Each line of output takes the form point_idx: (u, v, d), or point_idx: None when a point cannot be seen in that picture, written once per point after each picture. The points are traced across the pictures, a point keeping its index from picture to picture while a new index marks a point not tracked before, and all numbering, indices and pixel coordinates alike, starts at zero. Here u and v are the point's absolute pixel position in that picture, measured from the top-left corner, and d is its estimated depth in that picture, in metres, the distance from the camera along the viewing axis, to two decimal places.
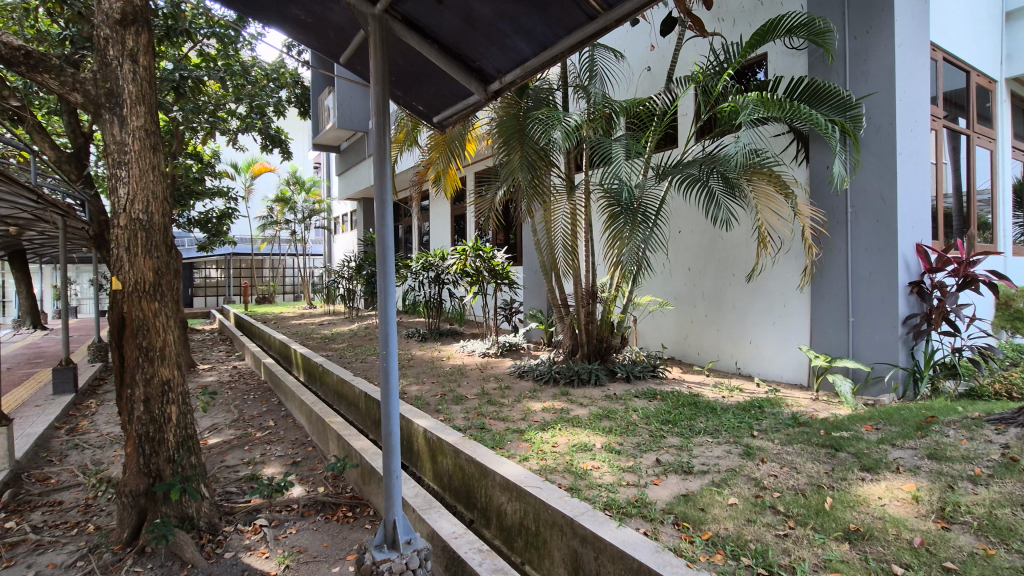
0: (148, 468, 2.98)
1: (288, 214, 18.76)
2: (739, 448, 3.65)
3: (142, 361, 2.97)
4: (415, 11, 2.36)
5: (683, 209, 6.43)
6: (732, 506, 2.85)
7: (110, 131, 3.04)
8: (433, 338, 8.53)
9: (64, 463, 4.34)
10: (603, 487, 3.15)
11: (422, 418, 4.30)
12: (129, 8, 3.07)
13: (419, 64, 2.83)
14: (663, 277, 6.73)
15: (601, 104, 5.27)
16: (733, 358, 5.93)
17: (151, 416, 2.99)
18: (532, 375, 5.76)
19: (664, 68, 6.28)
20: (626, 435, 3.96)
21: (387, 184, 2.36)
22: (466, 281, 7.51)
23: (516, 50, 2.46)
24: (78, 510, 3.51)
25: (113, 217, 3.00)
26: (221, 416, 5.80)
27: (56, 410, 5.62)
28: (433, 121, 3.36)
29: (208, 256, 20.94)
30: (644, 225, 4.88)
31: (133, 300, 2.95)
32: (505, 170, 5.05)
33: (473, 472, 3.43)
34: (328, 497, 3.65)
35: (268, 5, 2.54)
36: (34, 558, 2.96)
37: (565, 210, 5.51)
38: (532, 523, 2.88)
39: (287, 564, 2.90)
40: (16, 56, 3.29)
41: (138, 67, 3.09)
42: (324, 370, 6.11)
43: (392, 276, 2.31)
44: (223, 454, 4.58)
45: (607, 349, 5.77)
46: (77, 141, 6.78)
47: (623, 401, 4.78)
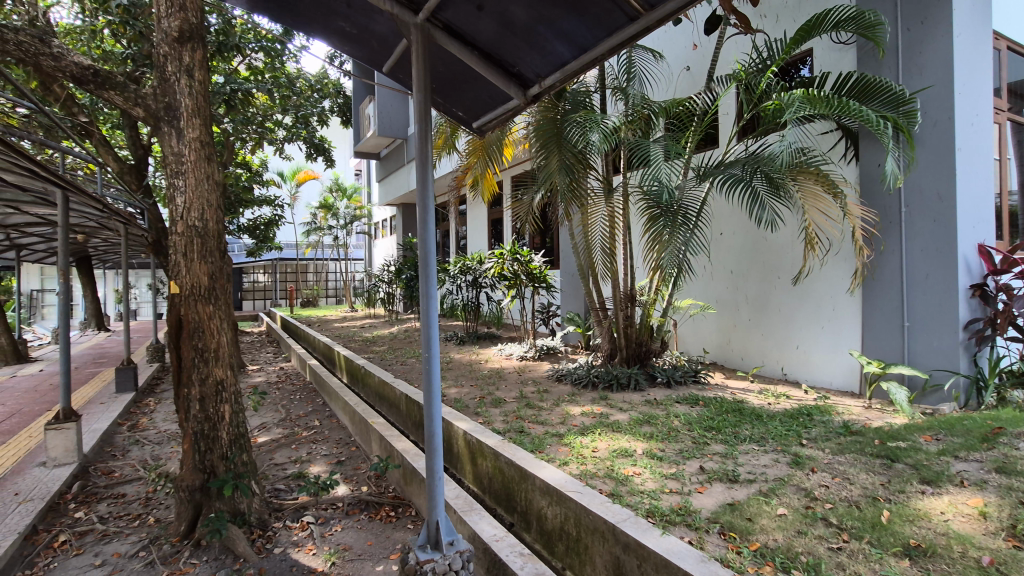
0: (203, 465, 3.11)
1: (330, 220, 19.33)
2: (787, 457, 3.52)
3: (198, 361, 3.11)
4: (456, 19, 2.40)
5: (725, 210, 6.29)
6: (782, 517, 2.76)
7: (169, 142, 3.21)
8: (471, 341, 8.60)
9: (126, 458, 4.59)
10: (645, 494, 3.10)
11: (462, 420, 4.35)
12: (186, 25, 3.25)
13: (459, 71, 2.87)
14: (705, 280, 6.59)
15: (640, 105, 5.22)
16: (779, 364, 5.74)
17: (206, 414, 3.12)
18: (571, 379, 5.72)
19: (704, 68, 6.17)
20: (668, 441, 3.89)
21: (429, 190, 2.40)
22: (503, 285, 7.54)
23: (556, 54, 2.47)
24: (139, 503, 3.70)
25: (171, 225, 3.16)
26: (269, 415, 6.00)
27: (119, 407, 5.96)
28: (472, 127, 3.40)
29: (256, 261, 21.80)
30: (684, 227, 4.79)
31: (189, 303, 3.10)
32: (543, 174, 5.05)
33: (513, 475, 3.43)
34: (371, 497, 3.72)
35: (313, 16, 2.62)
36: (101, 547, 3.14)
37: (602, 213, 5.45)
38: (573, 527, 2.86)
39: (333, 561, 2.96)
40: (86, 75, 3.60)
41: (194, 81, 3.26)
42: (366, 372, 6.23)
43: (434, 280, 2.35)
44: (271, 452, 4.74)
45: (646, 353, 5.67)
46: (138, 153, 7.19)
47: (664, 407, 4.69)
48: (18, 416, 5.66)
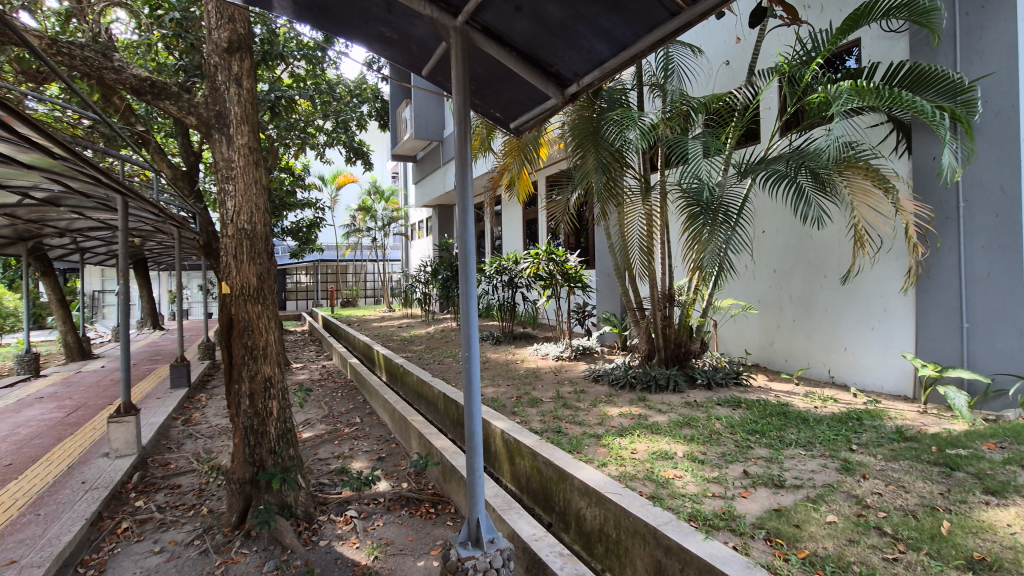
0: (253, 459, 3.23)
1: (369, 222, 19.79)
2: (836, 462, 3.39)
3: (248, 358, 3.24)
4: (495, 20, 2.41)
5: (768, 207, 6.11)
6: (832, 524, 2.66)
7: (219, 149, 3.35)
8: (507, 341, 8.62)
9: (181, 451, 4.81)
10: (686, 497, 3.04)
11: (500, 419, 4.37)
12: (235, 36, 3.40)
13: (497, 72, 2.88)
14: (746, 280, 6.41)
15: (678, 102, 5.12)
16: (825, 365, 5.54)
17: (255, 409, 3.25)
18: (608, 380, 5.66)
19: (745, 62, 6.03)
20: (709, 444, 3.80)
21: (469, 191, 2.42)
22: (539, 285, 7.53)
23: (595, 52, 2.45)
24: (193, 494, 3.87)
25: (222, 228, 3.30)
26: (313, 411, 6.18)
27: (173, 402, 6.25)
28: (510, 128, 3.41)
29: (299, 263, 22.53)
30: (725, 225, 4.67)
31: (240, 303, 3.23)
32: (579, 173, 5.02)
33: (551, 475, 3.43)
34: (412, 493, 3.78)
35: (352, 21, 2.67)
36: (159, 534, 3.30)
37: (639, 212, 5.36)
38: (613, 529, 2.83)
39: (376, 555, 3.03)
40: (144, 86, 3.82)
41: (242, 89, 3.40)
42: (405, 371, 6.34)
43: (474, 278, 2.37)
44: (315, 447, 4.88)
45: (685, 355, 5.57)
46: (189, 160, 7.54)
47: (705, 409, 4.59)
48: (83, 409, 6.02)
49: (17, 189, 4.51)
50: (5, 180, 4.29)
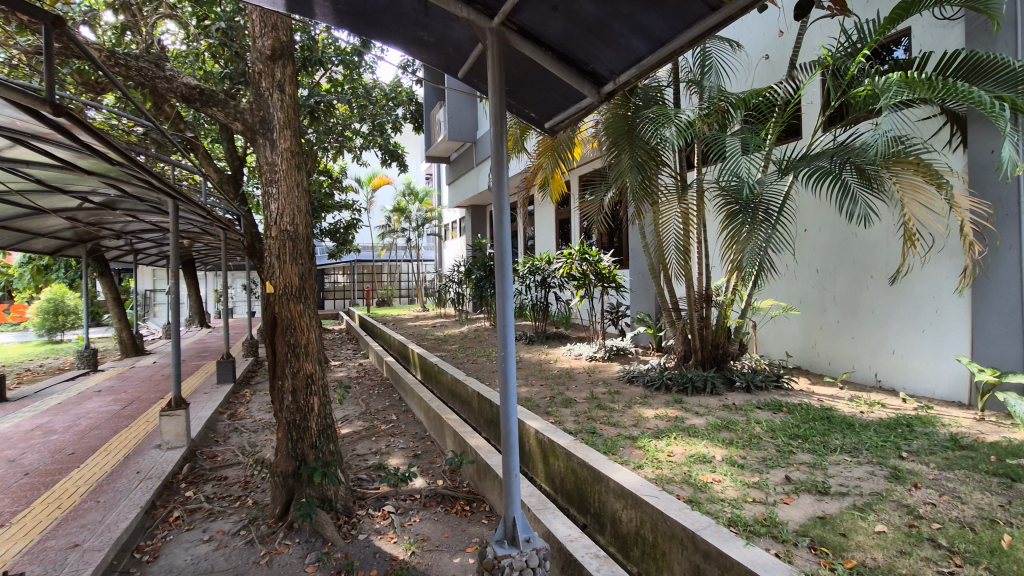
0: (295, 453, 3.34)
1: (404, 223, 20.13)
2: (885, 470, 3.25)
3: (291, 356, 3.35)
4: (531, 21, 2.42)
5: (810, 205, 5.92)
6: (881, 534, 2.55)
7: (264, 153, 3.48)
8: (540, 341, 8.61)
9: (227, 444, 5.00)
10: (726, 502, 2.97)
11: (534, 419, 4.37)
12: (278, 44, 3.52)
13: (532, 72, 2.89)
14: (787, 280, 6.23)
15: (716, 98, 5.01)
16: (872, 369, 5.32)
17: (297, 405, 3.35)
18: (643, 381, 5.59)
19: (786, 56, 5.87)
20: (749, 448, 3.71)
21: (504, 191, 2.44)
22: (572, 285, 7.49)
23: (632, 49, 2.43)
24: (239, 486, 4.02)
25: (266, 230, 3.42)
26: (351, 408, 6.33)
27: (219, 396, 6.50)
28: (545, 127, 3.41)
29: (336, 263, 23.09)
30: (765, 224, 4.54)
31: (283, 302, 3.34)
32: (614, 172, 4.96)
33: (586, 476, 3.41)
34: (447, 490, 3.83)
35: (390, 26, 2.71)
36: (208, 524, 3.44)
37: (676, 212, 5.27)
38: (649, 532, 2.80)
39: (413, 550, 3.07)
40: (194, 94, 4.03)
41: (285, 95, 3.51)
42: (439, 370, 6.43)
43: (510, 279, 2.38)
44: (354, 443, 5.00)
45: (723, 356, 5.45)
46: (234, 164, 7.85)
47: (744, 412, 4.48)
48: (138, 403, 6.34)
49: (78, 193, 4.78)
50: (68, 185, 4.56)
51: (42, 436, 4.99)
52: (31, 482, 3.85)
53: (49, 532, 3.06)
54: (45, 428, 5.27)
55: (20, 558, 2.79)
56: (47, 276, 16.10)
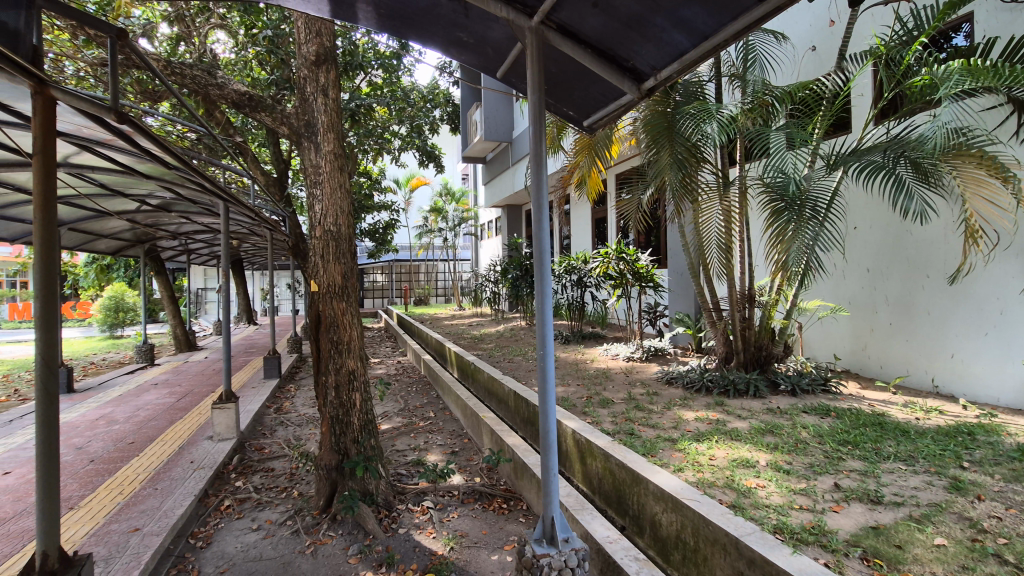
0: (338, 447, 3.43)
1: (441, 223, 20.40)
2: (944, 480, 3.09)
3: (334, 352, 3.45)
4: (570, 19, 2.40)
5: (861, 201, 5.67)
6: (940, 548, 2.42)
7: (309, 156, 3.59)
8: (576, 341, 8.55)
9: (274, 437, 5.19)
10: (771, 508, 2.88)
11: (571, 419, 4.36)
12: (322, 50, 3.62)
13: (572, 71, 2.87)
14: (835, 279, 5.99)
15: (760, 92, 4.86)
16: (928, 373, 5.05)
17: (340, 400, 3.44)
18: (682, 383, 5.48)
19: (834, 48, 5.65)
20: (795, 454, 3.59)
21: (544, 189, 2.43)
22: (609, 284, 7.41)
23: (674, 44, 2.38)
24: (285, 477, 4.17)
25: (311, 230, 3.54)
26: (390, 404, 6.46)
27: (266, 391, 6.75)
28: (583, 125, 3.39)
29: (375, 263, 23.61)
30: (812, 221, 4.38)
31: (327, 300, 3.44)
32: (653, 169, 4.87)
33: (624, 478, 3.38)
34: (484, 488, 3.87)
35: (431, 28, 2.74)
36: (256, 513, 3.58)
37: (717, 210, 5.14)
38: (690, 537, 2.74)
39: (452, 546, 3.11)
40: (243, 100, 4.25)
41: (329, 99, 3.60)
42: (476, 368, 6.48)
43: (549, 278, 2.38)
44: (393, 438, 5.10)
45: (766, 358, 5.29)
46: (280, 167, 8.15)
47: (789, 416, 4.34)
48: (191, 396, 6.65)
49: (138, 197, 5.07)
50: (129, 189, 4.83)
51: (106, 425, 5.30)
52: (96, 468, 4.10)
53: (112, 516, 3.25)
54: (108, 418, 5.60)
55: (87, 539, 2.98)
56: (109, 275, 17.10)
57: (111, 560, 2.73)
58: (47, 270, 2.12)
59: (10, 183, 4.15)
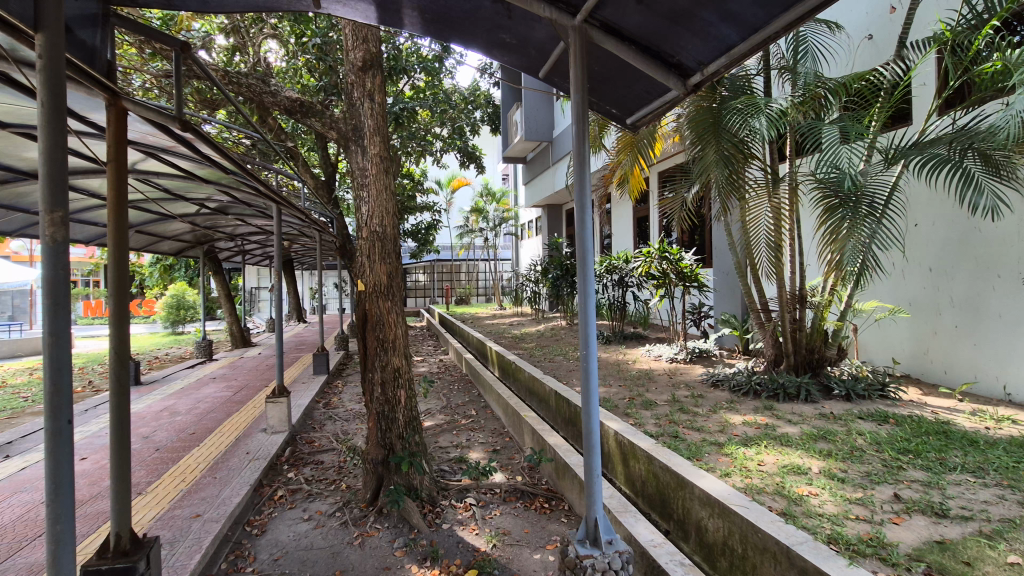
0: (384, 442, 3.52)
1: (482, 223, 20.60)
2: (1018, 495, 2.88)
3: (380, 350, 3.55)
4: (613, 16, 2.38)
5: (924, 196, 5.37)
6: (1014, 566, 2.27)
7: (356, 159, 3.69)
8: (617, 341, 8.45)
9: (323, 431, 5.37)
10: (825, 517, 2.77)
11: (613, 420, 4.31)
12: (369, 56, 3.73)
13: (616, 68, 2.84)
14: (895, 280, 5.69)
15: (813, 84, 4.65)
16: (999, 380, 4.71)
17: (386, 397, 3.53)
18: (729, 386, 5.33)
19: (893, 35, 5.37)
20: (851, 462, 3.43)
21: (587, 187, 2.42)
22: (651, 284, 7.28)
23: (722, 38, 2.33)
24: (334, 470, 4.31)
25: (358, 231, 3.65)
26: (434, 402, 6.58)
27: (315, 386, 7.00)
28: (626, 123, 3.36)
29: (417, 263, 24.06)
30: (869, 218, 4.16)
31: (374, 299, 3.54)
32: (699, 166, 4.74)
33: (669, 481, 3.31)
34: (526, 486, 3.88)
35: (474, 30, 2.77)
36: (307, 504, 3.72)
37: (766, 208, 4.97)
38: (738, 544, 2.67)
39: (494, 543, 3.14)
40: (295, 107, 4.50)
41: (375, 103, 3.69)
42: (517, 368, 6.51)
43: (592, 278, 2.38)
44: (436, 435, 5.19)
45: (819, 361, 5.09)
46: (328, 170, 8.44)
47: (843, 422, 4.15)
48: (246, 390, 6.97)
49: (198, 200, 5.35)
50: (191, 193, 5.10)
51: (170, 416, 5.62)
52: (161, 456, 4.36)
53: (176, 502, 3.45)
54: (171, 409, 5.94)
55: (154, 522, 3.17)
56: (172, 275, 18.11)
57: (176, 544, 2.89)
58: (119, 272, 2.27)
59: (86, 189, 4.46)
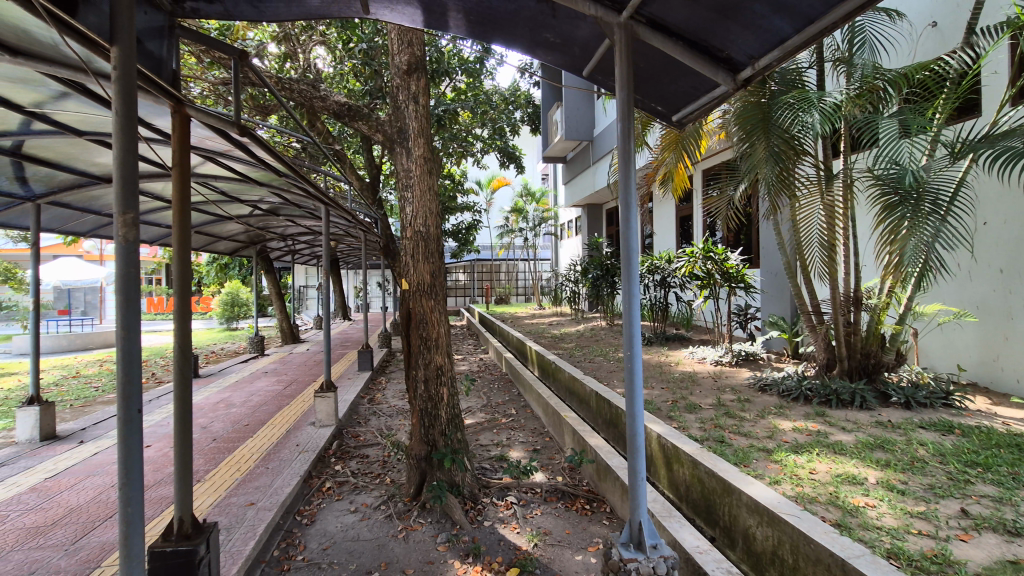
0: (427, 438, 3.58)
1: (522, 223, 20.65)
2: None
3: (423, 348, 3.61)
4: (660, 12, 2.34)
5: (994, 192, 5.03)
6: None
7: (401, 161, 3.77)
8: (659, 342, 8.29)
9: (368, 426, 5.52)
10: (884, 530, 2.64)
11: (656, 423, 4.24)
12: (413, 59, 3.79)
13: (662, 65, 2.79)
14: (961, 281, 5.35)
15: (870, 76, 4.43)
16: None
17: (429, 394, 3.59)
18: (777, 390, 5.15)
19: (960, 22, 5.07)
20: (911, 473, 3.25)
21: (632, 185, 2.39)
22: (695, 285, 7.11)
23: (775, 31, 2.25)
24: (378, 464, 4.42)
25: (403, 231, 3.73)
26: (475, 400, 6.65)
27: (360, 382, 7.19)
28: (672, 120, 3.30)
29: (457, 262, 24.37)
30: (933, 216, 3.92)
31: (417, 298, 3.61)
32: (747, 164, 4.59)
33: (715, 487, 3.23)
34: (567, 487, 3.87)
35: (519, 32, 2.78)
36: (353, 496, 3.83)
37: (819, 206, 4.77)
38: (789, 554, 2.57)
39: (536, 542, 3.14)
40: (343, 111, 4.62)
41: (419, 106, 3.75)
42: (557, 367, 6.49)
43: (637, 279, 2.35)
44: (477, 433, 5.24)
45: (875, 366, 4.85)
46: (372, 171, 8.64)
47: (903, 431, 3.94)
48: (296, 384, 7.24)
49: (252, 202, 5.59)
50: (246, 195, 5.34)
51: (226, 408, 5.90)
52: (218, 446, 4.57)
53: (232, 490, 3.62)
54: (227, 401, 6.22)
55: (213, 508, 3.34)
56: (227, 273, 18.98)
57: (232, 530, 3.04)
58: (183, 269, 2.39)
59: (151, 192, 4.73)
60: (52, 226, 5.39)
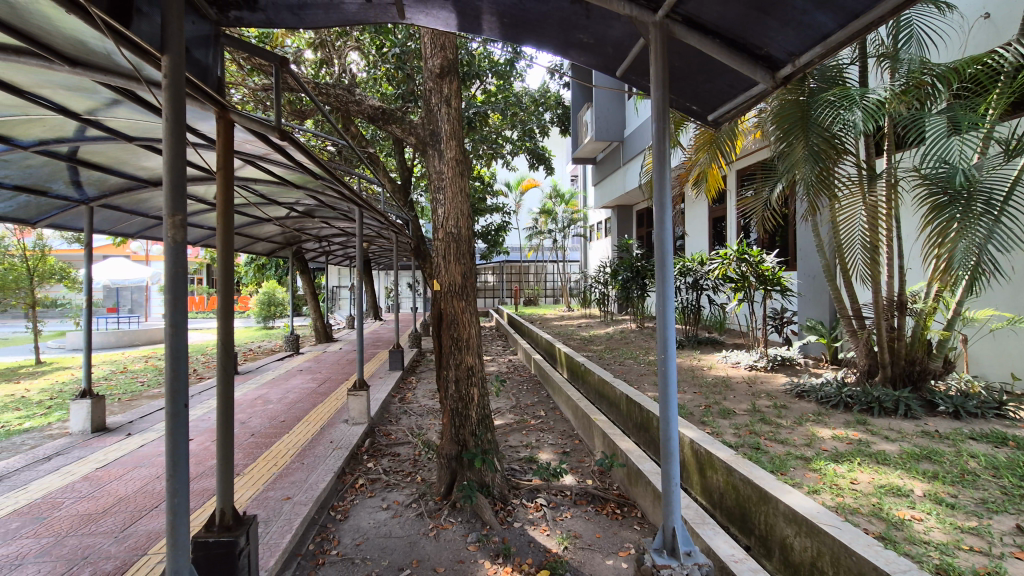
0: (458, 438, 3.60)
1: (551, 224, 20.59)
2: None
3: (454, 348, 3.65)
4: (697, 10, 2.30)
5: None
6: None
7: (434, 163, 3.80)
8: (691, 345, 8.14)
9: (398, 424, 5.59)
10: (932, 546, 2.52)
11: (688, 428, 4.17)
12: (446, 62, 3.82)
13: (698, 64, 2.75)
14: (1016, 285, 5.09)
15: (917, 71, 4.26)
16: None
17: (460, 394, 3.62)
18: (815, 397, 4.99)
19: (1016, 13, 4.83)
20: (961, 487, 3.10)
21: (667, 186, 2.36)
22: (729, 287, 6.96)
23: (817, 27, 2.19)
24: (409, 463, 4.48)
25: (434, 233, 3.77)
26: (504, 400, 6.66)
27: (391, 382, 7.28)
28: (707, 119, 3.25)
29: (486, 264, 24.48)
30: (985, 217, 3.75)
31: (448, 299, 3.64)
32: (785, 163, 4.47)
33: (750, 495, 3.16)
34: (597, 490, 3.84)
35: (552, 34, 2.78)
36: (386, 493, 3.89)
37: (861, 207, 4.61)
38: (829, 566, 2.48)
39: (566, 545, 3.13)
40: (377, 114, 4.70)
41: (451, 108, 3.78)
42: (587, 370, 6.45)
43: (671, 282, 2.31)
44: (506, 434, 5.25)
45: (920, 374, 4.66)
46: (404, 173, 8.75)
47: (951, 441, 3.77)
48: (329, 382, 7.39)
49: (289, 204, 5.73)
50: (283, 197, 5.48)
51: (263, 404, 6.07)
52: (256, 441, 4.70)
53: (269, 484, 3.72)
54: (263, 398, 6.40)
55: (251, 501, 3.44)
56: (264, 273, 19.52)
57: (270, 523, 3.12)
58: (226, 269, 2.47)
59: (194, 195, 4.91)
60: (103, 228, 5.65)
